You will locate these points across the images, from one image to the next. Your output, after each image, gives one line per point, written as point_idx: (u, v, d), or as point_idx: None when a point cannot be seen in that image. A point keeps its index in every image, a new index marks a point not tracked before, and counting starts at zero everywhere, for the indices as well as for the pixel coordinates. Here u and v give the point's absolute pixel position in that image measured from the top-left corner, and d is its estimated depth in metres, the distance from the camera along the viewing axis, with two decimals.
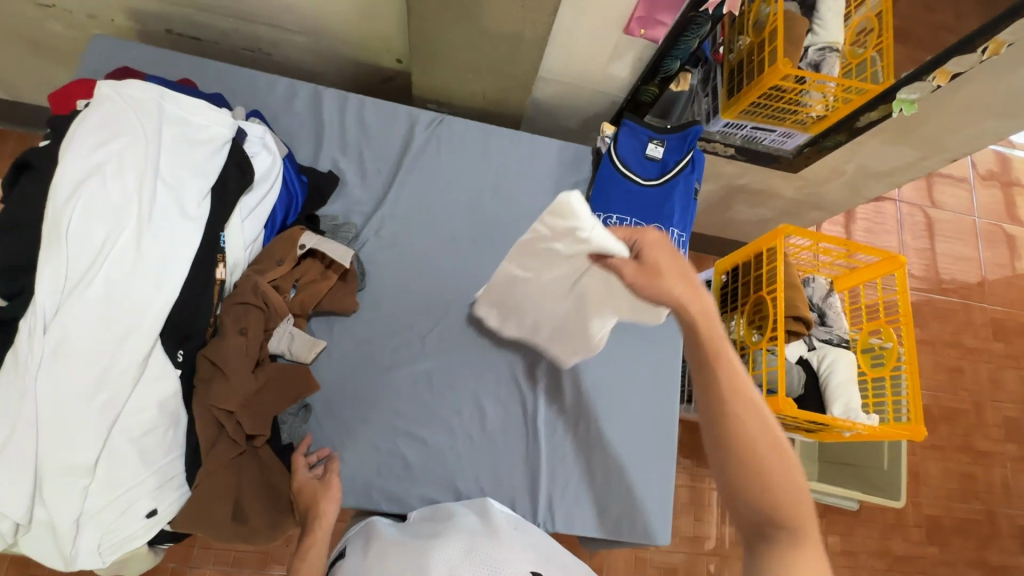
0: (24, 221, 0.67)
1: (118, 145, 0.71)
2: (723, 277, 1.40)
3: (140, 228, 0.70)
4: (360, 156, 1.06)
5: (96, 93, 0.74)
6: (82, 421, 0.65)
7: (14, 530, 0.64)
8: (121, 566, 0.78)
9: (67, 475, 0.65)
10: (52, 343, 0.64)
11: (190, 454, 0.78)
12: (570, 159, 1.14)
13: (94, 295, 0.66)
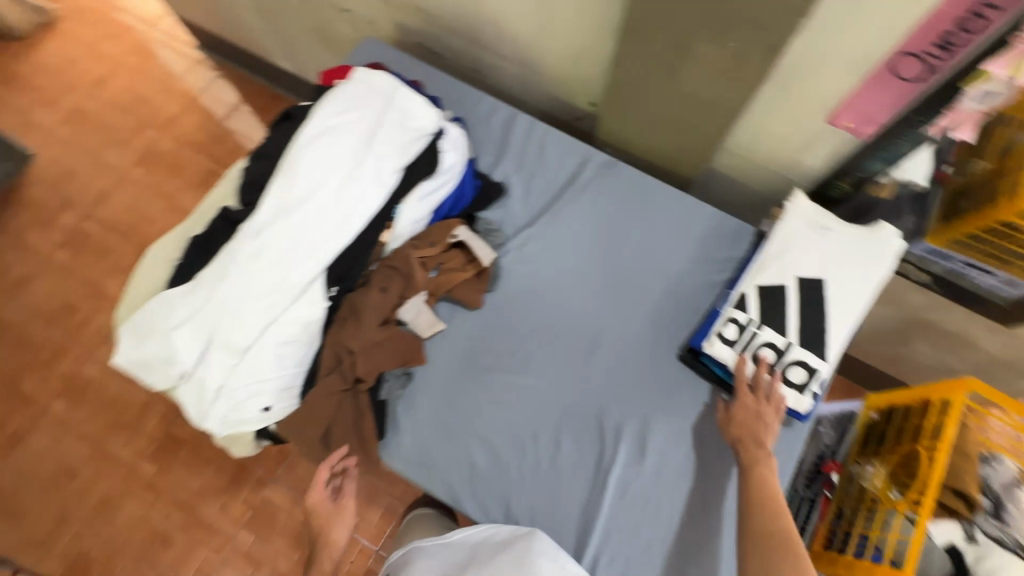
0: (272, 155, 0.87)
1: (352, 116, 0.89)
2: (873, 415, 1.21)
3: (343, 186, 0.86)
4: (529, 176, 1.16)
5: (353, 75, 0.94)
6: (252, 314, 0.81)
7: (178, 377, 0.82)
8: (229, 444, 0.93)
9: (226, 352, 0.81)
10: (255, 250, 0.81)
11: (311, 374, 0.91)
12: (729, 234, 1.10)
13: (294, 223, 0.83)
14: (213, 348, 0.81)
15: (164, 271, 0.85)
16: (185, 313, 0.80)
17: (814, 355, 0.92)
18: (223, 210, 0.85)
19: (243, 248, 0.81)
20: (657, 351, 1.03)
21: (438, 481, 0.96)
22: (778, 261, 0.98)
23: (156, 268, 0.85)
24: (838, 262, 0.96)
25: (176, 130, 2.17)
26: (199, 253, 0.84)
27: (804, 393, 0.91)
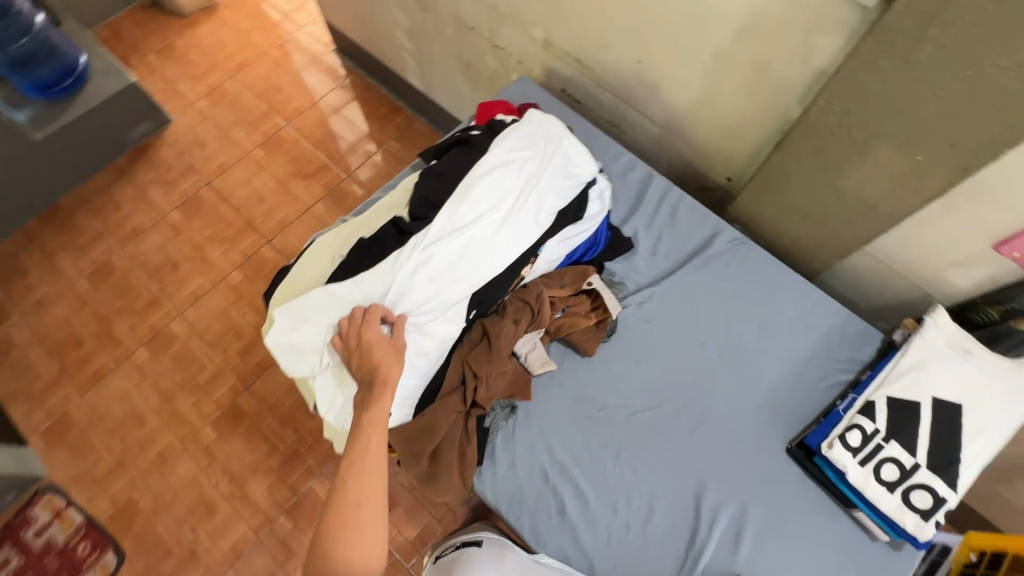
0: (445, 176, 0.92)
1: (524, 155, 0.93)
2: (973, 556, 1.12)
3: (507, 220, 0.90)
4: (658, 236, 1.18)
5: (528, 115, 0.98)
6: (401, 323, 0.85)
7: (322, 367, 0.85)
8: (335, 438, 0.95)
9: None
10: (420, 262, 0.85)
11: (431, 388, 0.94)
12: (855, 335, 1.08)
13: (457, 245, 0.87)
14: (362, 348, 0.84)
15: (329, 263, 0.91)
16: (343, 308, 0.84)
17: (943, 482, 0.88)
18: (394, 219, 0.90)
19: (410, 257, 0.85)
20: (766, 438, 1.01)
21: (525, 520, 0.96)
22: (913, 375, 0.95)
23: (321, 262, 0.92)
24: (975, 393, 0.92)
25: (300, 121, 2.31)
26: (364, 250, 0.88)
27: (927, 518, 0.87)
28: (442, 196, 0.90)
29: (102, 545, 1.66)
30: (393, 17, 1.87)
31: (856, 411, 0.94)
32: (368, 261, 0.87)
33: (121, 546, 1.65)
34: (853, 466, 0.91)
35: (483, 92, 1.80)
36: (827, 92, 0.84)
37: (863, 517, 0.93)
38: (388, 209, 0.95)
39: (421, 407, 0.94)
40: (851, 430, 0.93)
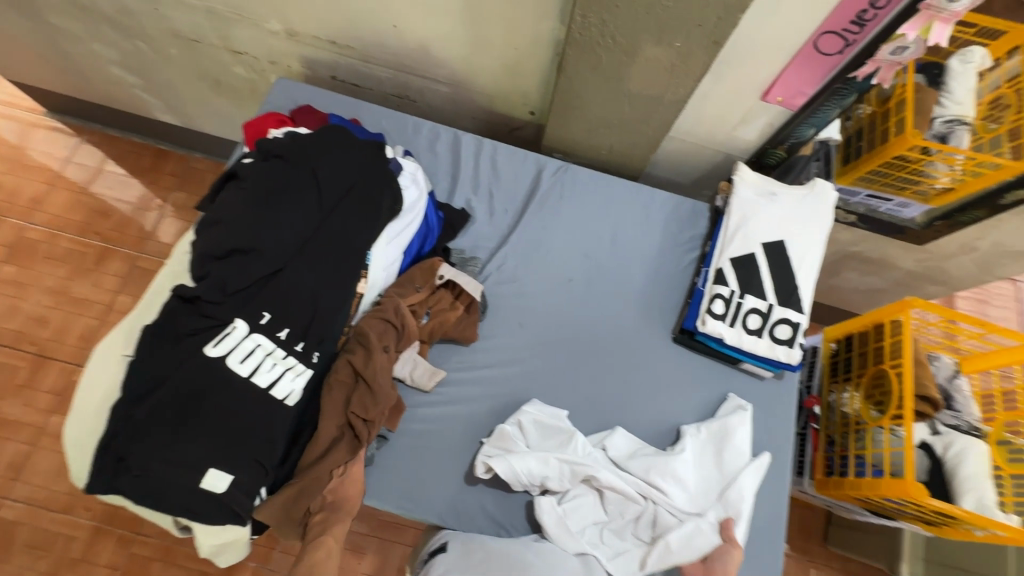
0: (226, 223, 0.80)
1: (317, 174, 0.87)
2: (833, 345, 1.34)
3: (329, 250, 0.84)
4: (489, 196, 1.15)
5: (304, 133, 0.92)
6: (257, 394, 0.77)
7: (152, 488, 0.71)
8: (215, 554, 0.80)
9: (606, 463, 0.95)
10: (252, 324, 0.78)
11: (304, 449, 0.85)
12: (687, 214, 1.16)
13: (282, 292, 0.81)
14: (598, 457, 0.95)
15: (117, 365, 0.77)
16: (170, 407, 0.73)
17: (792, 310, 1.01)
18: (176, 290, 0.78)
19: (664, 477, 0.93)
20: (653, 339, 1.07)
21: (480, 523, 0.93)
22: (743, 230, 1.05)
23: (107, 365, 0.77)
24: (791, 225, 1.05)
25: (45, 212, 1.85)
26: (157, 340, 0.76)
27: (793, 345, 0.99)
28: (221, 244, 0.79)
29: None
30: (96, 53, 1.51)
31: (712, 283, 1.03)
32: (163, 350, 0.75)
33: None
34: (725, 331, 1.00)
35: (249, 107, 1.56)
36: (581, 7, 0.83)
37: (749, 367, 1.04)
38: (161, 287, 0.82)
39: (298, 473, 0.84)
40: (714, 301, 1.01)
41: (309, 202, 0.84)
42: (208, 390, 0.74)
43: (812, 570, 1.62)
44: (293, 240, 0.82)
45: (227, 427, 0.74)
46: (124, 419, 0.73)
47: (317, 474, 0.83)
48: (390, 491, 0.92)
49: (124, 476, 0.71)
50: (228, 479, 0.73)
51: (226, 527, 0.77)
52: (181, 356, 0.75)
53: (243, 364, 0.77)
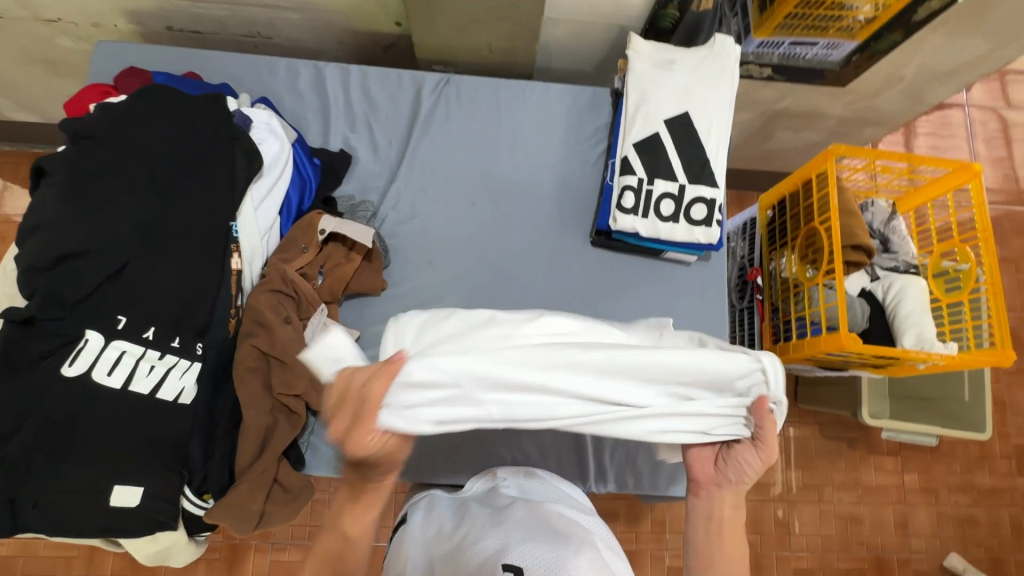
0: (43, 229, 0.69)
1: (139, 148, 0.75)
2: (769, 212, 1.29)
3: (182, 231, 0.74)
4: (369, 129, 1.03)
5: (115, 101, 0.78)
6: (140, 405, 0.70)
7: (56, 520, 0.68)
8: (164, 558, 0.79)
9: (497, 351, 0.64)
10: (111, 332, 0.69)
11: (226, 444, 0.79)
12: (587, 103, 1.06)
13: (138, 288, 0.71)
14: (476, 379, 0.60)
15: None
16: (44, 442, 0.66)
17: (706, 185, 0.94)
18: (6, 315, 0.68)
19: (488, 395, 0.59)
20: (572, 247, 1.01)
21: (426, 467, 0.92)
22: (643, 110, 0.96)
23: None
24: (693, 92, 0.95)
25: None
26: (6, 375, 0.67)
27: (711, 224, 0.94)
28: (44, 252, 0.68)
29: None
30: None
31: (620, 175, 0.96)
32: (16, 385, 0.67)
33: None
34: (639, 223, 0.94)
35: None
36: None
37: (672, 255, 1.00)
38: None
39: (226, 469, 0.79)
40: (624, 194, 0.94)
41: (137, 181, 0.73)
42: (83, 412, 0.67)
43: (789, 429, 1.69)
44: (130, 228, 0.71)
45: (116, 445, 0.68)
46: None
47: (256, 471, 0.78)
48: (328, 456, 0.90)
49: (23, 518, 0.67)
50: (138, 492, 0.69)
51: (157, 535, 0.75)
52: (39, 387, 0.67)
53: (113, 376, 0.69)
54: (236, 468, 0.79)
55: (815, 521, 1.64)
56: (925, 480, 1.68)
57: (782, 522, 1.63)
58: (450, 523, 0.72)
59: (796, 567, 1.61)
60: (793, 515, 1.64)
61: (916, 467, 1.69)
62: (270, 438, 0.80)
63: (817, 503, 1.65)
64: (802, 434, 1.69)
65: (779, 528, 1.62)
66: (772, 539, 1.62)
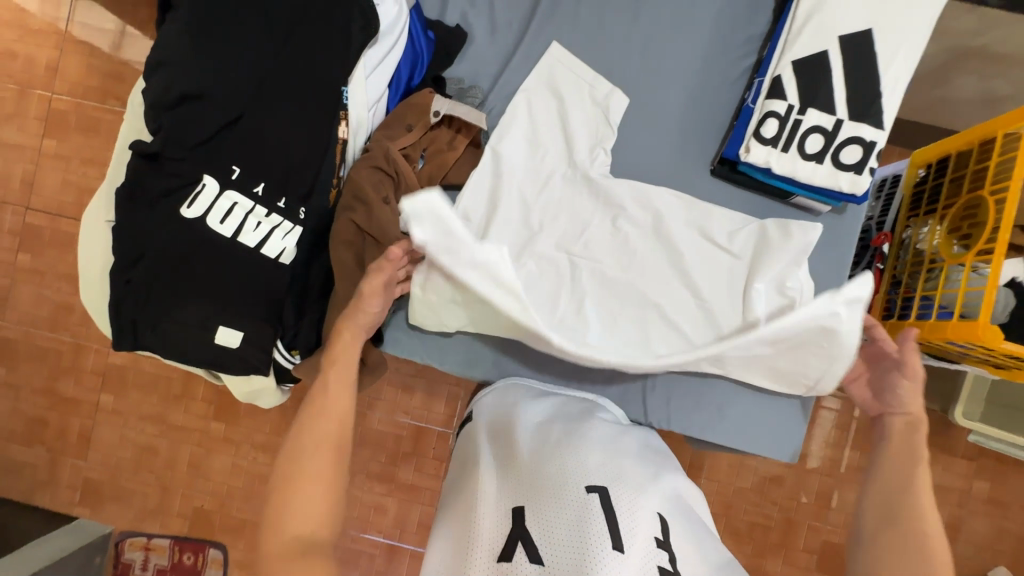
0: (169, 65, 0.68)
1: None
2: (921, 171, 1.10)
3: (298, 91, 0.72)
4: (490, 6, 0.93)
5: None
6: (247, 257, 0.73)
7: (164, 348, 0.74)
8: (254, 399, 0.85)
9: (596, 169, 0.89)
10: (227, 183, 0.71)
11: (318, 311, 0.82)
12: (744, 7, 0.90)
13: (253, 143, 0.72)
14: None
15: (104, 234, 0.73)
16: (160, 276, 0.71)
17: (869, 125, 0.80)
18: (134, 147, 0.70)
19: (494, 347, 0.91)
20: (686, 174, 0.92)
21: (490, 370, 0.92)
22: (815, 22, 0.80)
23: (94, 234, 0.73)
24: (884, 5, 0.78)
25: (62, 80, 1.57)
26: (132, 207, 0.70)
27: (862, 171, 0.81)
28: (169, 89, 0.68)
29: (201, 548, 1.65)
30: None
31: (765, 98, 0.82)
32: (140, 219, 0.70)
33: (217, 542, 1.63)
34: (778, 158, 0.82)
35: None
36: None
37: (801, 201, 0.88)
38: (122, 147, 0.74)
39: (315, 331, 0.82)
40: (766, 121, 0.82)
41: (255, 27, 0.70)
42: (197, 253, 0.71)
43: (860, 409, 1.59)
44: (247, 78, 0.70)
45: (221, 289, 0.72)
46: (121, 288, 0.71)
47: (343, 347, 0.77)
48: (403, 339, 0.93)
49: (141, 340, 0.73)
50: (239, 336, 0.73)
51: (251, 376, 0.80)
52: (160, 222, 0.70)
53: (225, 225, 0.71)
54: (323, 333, 0.82)
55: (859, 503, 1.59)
56: (994, 492, 1.57)
57: (825, 497, 1.59)
58: (511, 440, 0.69)
59: (827, 540, 1.59)
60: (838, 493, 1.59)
61: (990, 477, 1.56)
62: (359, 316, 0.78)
63: None
64: (872, 417, 1.59)
65: (820, 502, 1.59)
66: (810, 509, 1.60)
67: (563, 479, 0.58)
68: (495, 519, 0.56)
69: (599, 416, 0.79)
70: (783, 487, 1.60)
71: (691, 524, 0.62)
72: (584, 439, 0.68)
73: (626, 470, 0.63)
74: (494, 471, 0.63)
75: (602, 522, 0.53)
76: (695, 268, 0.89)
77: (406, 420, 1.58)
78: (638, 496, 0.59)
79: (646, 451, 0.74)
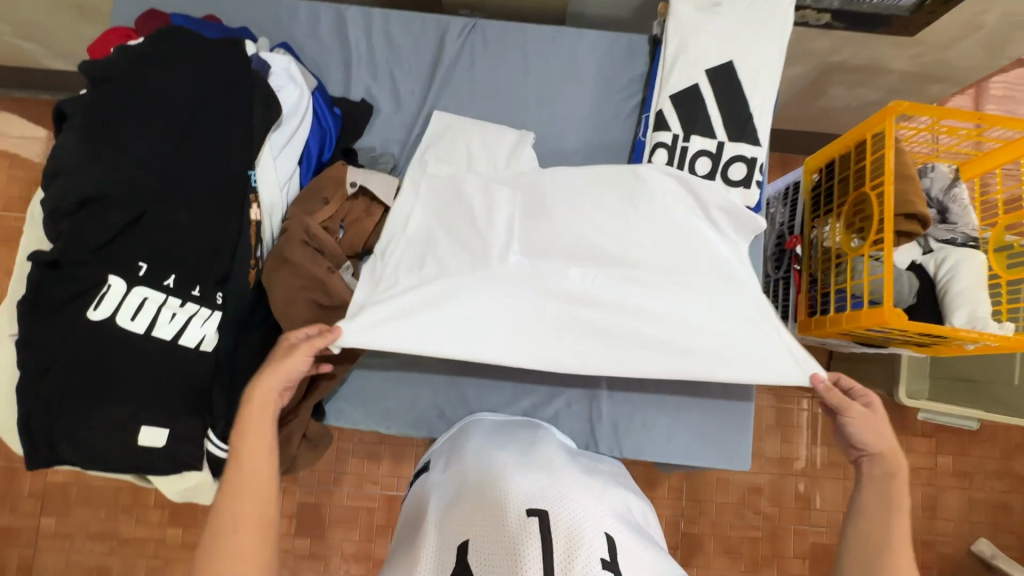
0: (67, 172, 0.70)
1: (160, 95, 0.74)
2: (814, 176, 1.20)
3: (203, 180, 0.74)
4: (391, 78, 0.99)
5: (135, 44, 0.76)
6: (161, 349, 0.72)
7: (80, 459, 0.70)
8: (193, 497, 0.80)
9: (514, 219, 0.86)
10: (138, 278, 0.71)
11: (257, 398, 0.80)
12: (623, 52, 0.99)
13: (161, 236, 0.72)
14: (437, 365, 0.92)
15: (9, 350, 0.71)
16: (70, 383, 0.69)
17: (747, 143, 0.87)
18: (33, 257, 0.69)
19: (444, 399, 0.92)
20: None
21: (438, 426, 0.92)
22: (682, 60, 0.88)
23: (1, 350, 0.71)
24: (738, 39, 0.87)
25: None
26: (36, 317, 0.69)
27: (750, 184, 0.87)
28: (69, 195, 0.69)
29: None
30: None
31: (652, 132, 0.89)
32: (45, 329, 0.69)
33: None
34: None
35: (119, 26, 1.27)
36: None
37: None
38: (21, 259, 0.73)
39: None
40: (656, 151, 0.88)
41: (152, 126, 0.73)
42: (109, 353, 0.70)
43: (819, 405, 1.61)
44: (146, 173, 0.72)
45: (136, 388, 0.70)
46: (30, 402, 0.69)
47: (265, 402, 0.73)
48: (346, 409, 0.91)
49: (59, 452, 0.70)
50: (164, 433, 0.71)
51: (183, 474, 0.75)
52: (66, 328, 0.69)
53: (136, 321, 0.70)
54: None
55: (837, 497, 1.60)
56: (958, 464, 1.56)
57: (804, 498, 1.60)
58: (464, 470, 0.73)
59: (814, 542, 1.59)
60: (814, 490, 1.60)
61: (954, 451, 1.56)
62: (276, 359, 0.74)
63: (842, 480, 1.60)
64: None
65: (800, 503, 1.60)
66: (792, 514, 1.60)
67: (504, 509, 0.61)
68: (443, 556, 0.60)
69: (548, 437, 0.82)
70: (763, 494, 1.60)
71: (640, 539, 0.65)
72: (532, 463, 0.72)
73: (569, 488, 0.66)
74: (442, 511, 0.66)
75: (535, 548, 0.56)
76: (624, 285, 0.93)
77: (378, 490, 1.52)
78: (578, 518, 0.61)
79: (599, 473, 0.78)
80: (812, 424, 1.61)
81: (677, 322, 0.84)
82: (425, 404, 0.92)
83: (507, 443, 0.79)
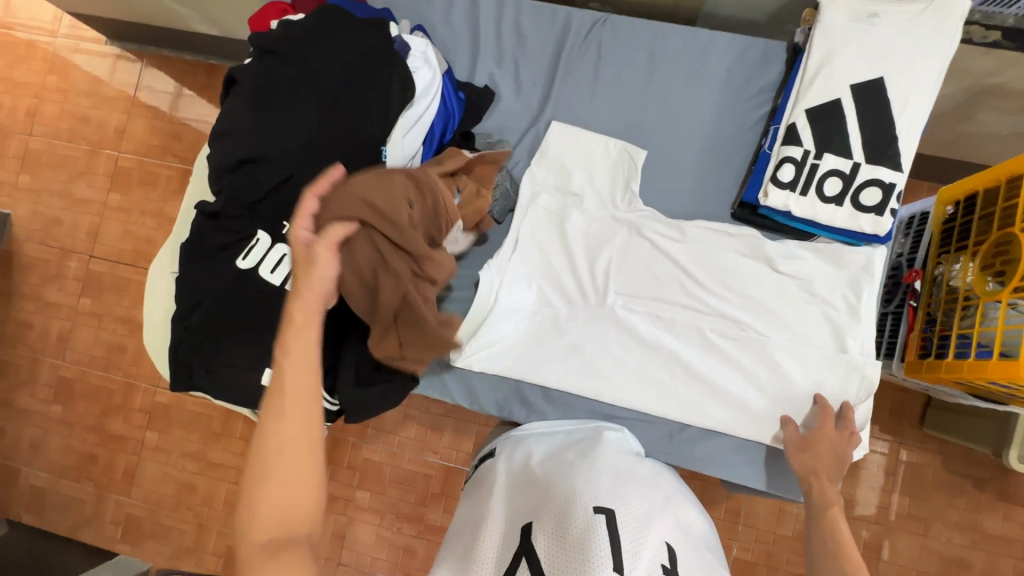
0: (231, 133, 0.77)
1: (315, 68, 0.79)
2: (949, 209, 1.10)
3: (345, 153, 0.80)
4: (515, 67, 1.01)
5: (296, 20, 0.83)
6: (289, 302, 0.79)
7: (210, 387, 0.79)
8: None
9: (612, 254, 0.94)
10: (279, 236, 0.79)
11: (363, 360, 0.86)
12: (757, 59, 0.95)
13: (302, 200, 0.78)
14: (523, 356, 0.94)
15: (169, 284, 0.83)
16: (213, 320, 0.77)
17: (887, 167, 0.82)
18: (199, 207, 0.80)
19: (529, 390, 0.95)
20: (705, 216, 0.95)
21: (519, 410, 0.95)
22: (825, 72, 0.83)
23: (160, 283, 0.83)
24: (892, 55, 0.82)
25: (131, 141, 1.68)
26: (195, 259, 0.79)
27: (883, 212, 0.82)
28: (230, 154, 0.76)
29: None
30: None
31: (780, 144, 0.86)
32: (200, 270, 0.79)
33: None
34: (798, 203, 0.84)
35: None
36: None
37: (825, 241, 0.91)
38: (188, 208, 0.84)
39: (354, 374, 0.86)
40: (783, 165, 0.85)
41: (305, 97, 0.78)
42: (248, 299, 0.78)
43: (903, 451, 1.45)
44: (296, 140, 0.77)
45: (266, 332, 0.78)
46: (180, 331, 0.79)
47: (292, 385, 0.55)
48: (436, 380, 0.97)
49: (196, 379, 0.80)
50: None
51: None
52: (215, 272, 0.78)
53: (274, 275, 0.77)
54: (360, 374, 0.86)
55: (912, 554, 1.41)
56: None
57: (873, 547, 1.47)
58: (533, 461, 0.76)
59: None
60: (887, 541, 1.42)
61: None
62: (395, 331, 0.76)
63: (920, 537, 1.41)
64: (920, 461, 1.44)
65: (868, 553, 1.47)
66: None
67: (572, 502, 0.64)
68: (510, 542, 0.63)
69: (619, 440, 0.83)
70: None
71: (697, 552, 0.66)
72: (598, 461, 0.74)
73: (636, 493, 0.68)
74: (511, 495, 0.70)
75: (603, 542, 0.58)
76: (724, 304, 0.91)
77: (433, 459, 1.54)
78: (643, 523, 0.63)
79: (662, 475, 0.79)
80: (891, 470, 1.45)
81: (745, 370, 0.90)
82: (509, 390, 0.95)
83: (572, 443, 0.82)
